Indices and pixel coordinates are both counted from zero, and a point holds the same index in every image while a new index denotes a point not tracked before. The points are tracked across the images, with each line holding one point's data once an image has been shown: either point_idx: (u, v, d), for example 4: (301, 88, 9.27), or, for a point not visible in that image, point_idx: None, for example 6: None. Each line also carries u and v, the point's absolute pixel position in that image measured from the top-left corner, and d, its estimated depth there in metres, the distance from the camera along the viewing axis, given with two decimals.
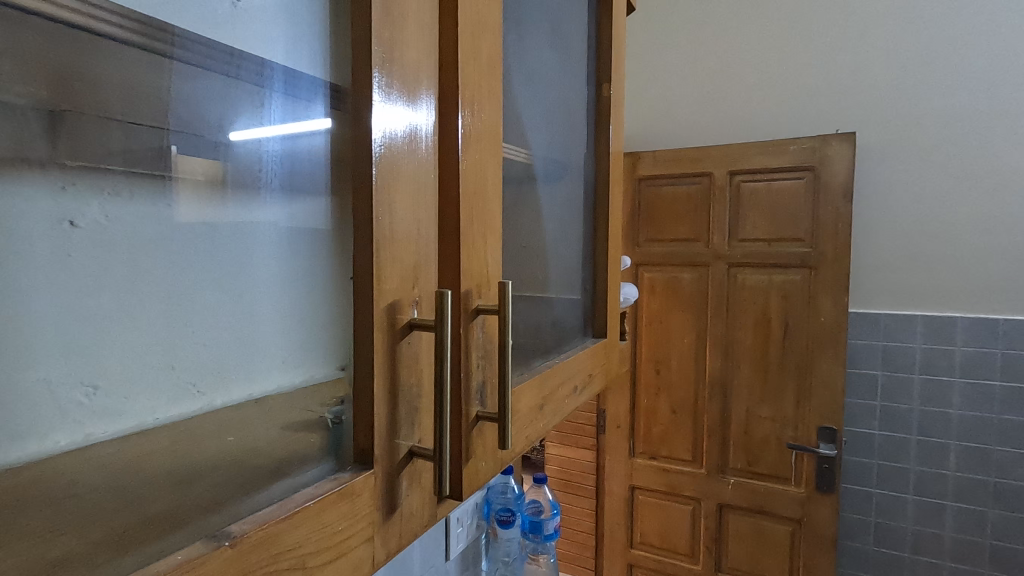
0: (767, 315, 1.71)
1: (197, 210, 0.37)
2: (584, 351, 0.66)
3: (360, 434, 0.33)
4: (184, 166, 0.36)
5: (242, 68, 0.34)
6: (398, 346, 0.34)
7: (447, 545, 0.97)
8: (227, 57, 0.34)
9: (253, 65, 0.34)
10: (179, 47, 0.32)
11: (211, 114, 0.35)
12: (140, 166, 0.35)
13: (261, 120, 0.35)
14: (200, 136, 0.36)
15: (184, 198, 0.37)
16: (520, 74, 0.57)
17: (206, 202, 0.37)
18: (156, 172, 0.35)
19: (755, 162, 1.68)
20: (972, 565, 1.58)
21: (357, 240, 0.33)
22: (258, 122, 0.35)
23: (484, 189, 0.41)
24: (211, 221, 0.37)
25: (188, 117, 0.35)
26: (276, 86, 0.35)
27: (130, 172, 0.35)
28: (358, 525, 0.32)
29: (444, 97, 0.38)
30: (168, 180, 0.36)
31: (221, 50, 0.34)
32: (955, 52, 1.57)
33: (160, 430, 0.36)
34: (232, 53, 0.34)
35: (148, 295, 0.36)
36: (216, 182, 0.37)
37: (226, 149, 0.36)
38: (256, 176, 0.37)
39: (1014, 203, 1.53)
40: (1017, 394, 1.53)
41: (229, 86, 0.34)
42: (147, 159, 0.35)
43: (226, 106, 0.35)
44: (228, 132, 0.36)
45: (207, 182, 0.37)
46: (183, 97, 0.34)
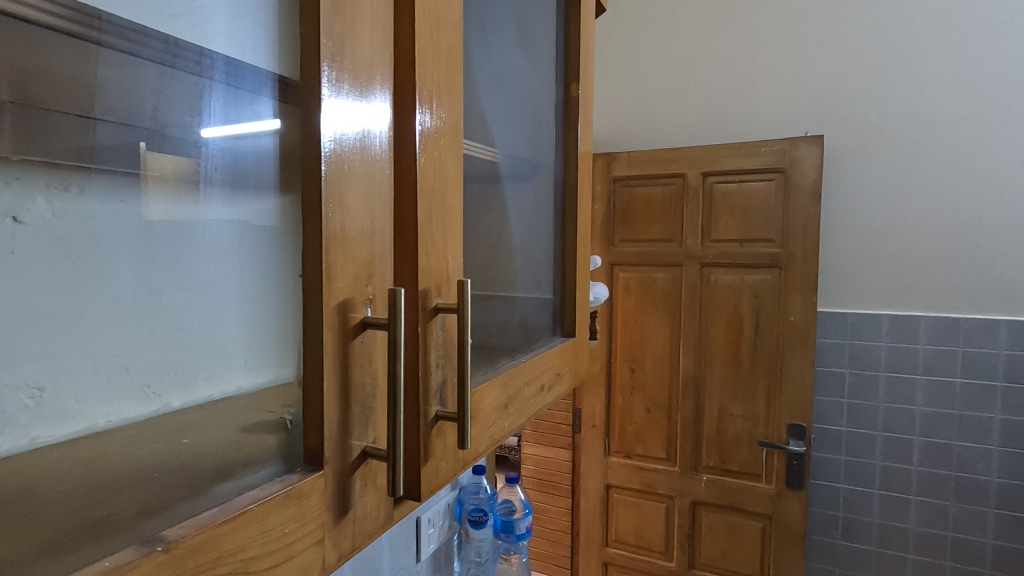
0: (738, 315, 1.74)
1: (165, 209, 0.35)
2: (551, 350, 0.66)
3: (311, 435, 0.33)
4: (153, 163, 0.34)
5: (178, 55, 0.33)
6: (350, 345, 0.33)
7: (418, 546, 0.96)
8: (162, 45, 0.32)
9: (191, 54, 0.33)
10: (108, 33, 0.30)
11: (143, 105, 0.33)
12: (61, 159, 0.32)
13: (202, 110, 0.34)
14: (133, 128, 0.33)
15: (152, 197, 0.35)
16: (485, 71, 0.56)
17: (175, 200, 0.35)
18: (79, 164, 0.33)
19: (727, 163, 1.71)
20: (934, 557, 1.63)
21: (307, 237, 0.32)
22: (197, 114, 0.34)
23: (445, 188, 0.41)
24: (177, 222, 0.36)
25: (117, 107, 0.32)
26: (217, 77, 0.34)
27: (50, 164, 0.32)
28: (307, 527, 0.31)
29: (401, 94, 0.38)
30: (92, 172, 0.34)
31: (155, 37, 0.32)
32: (918, 58, 1.61)
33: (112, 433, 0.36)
34: (168, 41, 0.32)
35: (109, 295, 0.35)
36: (182, 179, 0.35)
37: (162, 139, 0.34)
38: (193, 170, 0.35)
39: (974, 205, 1.57)
40: (977, 390, 1.58)
41: (164, 76, 0.33)
42: (69, 152, 0.33)
43: (160, 98, 0.33)
44: (163, 122, 0.34)
45: (175, 178, 0.35)
46: (114, 90, 0.32)
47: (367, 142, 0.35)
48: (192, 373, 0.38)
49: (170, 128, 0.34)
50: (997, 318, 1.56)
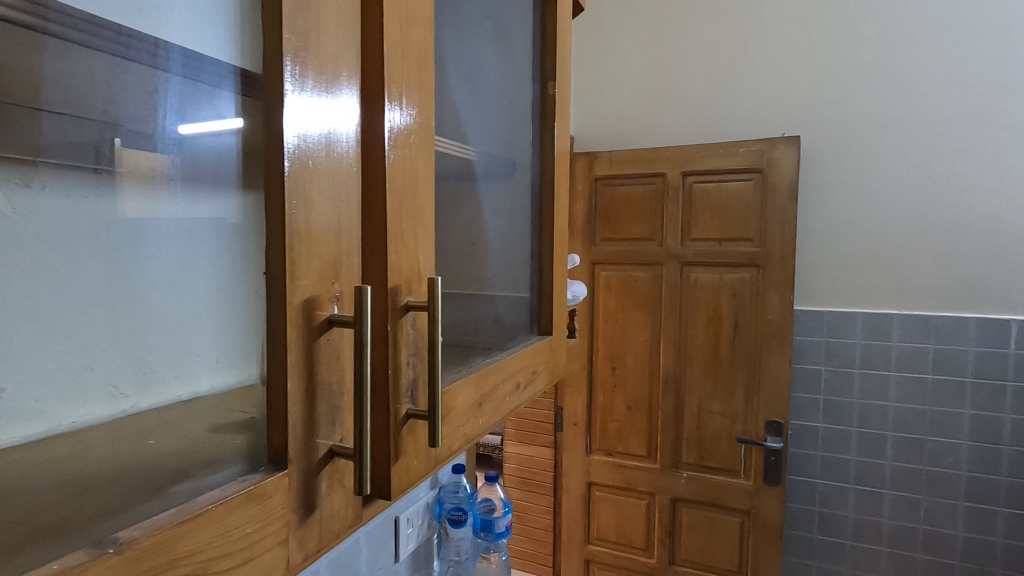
0: (717, 313, 1.76)
1: (139, 205, 0.36)
2: (527, 348, 0.66)
3: (275, 434, 0.32)
4: (127, 158, 0.35)
5: (133, 47, 0.32)
6: (315, 343, 0.33)
7: (397, 546, 0.96)
8: (115, 36, 0.31)
9: (146, 45, 0.32)
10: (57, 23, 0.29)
11: (95, 99, 0.33)
12: (7, 150, 0.32)
13: (157, 104, 0.34)
14: (85, 121, 0.33)
15: (127, 193, 0.35)
16: (458, 68, 0.56)
17: (148, 197, 0.36)
18: (25, 157, 0.33)
19: (706, 163, 1.72)
20: (906, 550, 1.66)
21: (270, 234, 0.32)
22: (153, 109, 0.34)
23: (415, 186, 0.41)
24: (148, 218, 0.36)
25: (67, 100, 0.32)
26: (175, 70, 0.33)
27: None
28: (271, 527, 0.31)
29: (369, 90, 0.37)
30: (40, 166, 0.33)
31: (110, 27, 0.31)
32: (891, 62, 1.65)
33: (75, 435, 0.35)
34: (120, 32, 0.31)
35: (80, 294, 0.35)
36: (156, 175, 0.35)
37: (115, 132, 0.34)
38: (151, 159, 0.35)
39: (945, 205, 1.61)
40: (948, 386, 1.62)
41: (117, 67, 0.32)
42: (17, 146, 0.32)
43: (113, 90, 0.33)
44: (115, 116, 0.34)
45: (149, 174, 0.35)
46: (66, 84, 0.32)
47: (334, 139, 0.35)
48: (161, 373, 0.37)
49: (125, 122, 0.34)
50: (967, 315, 1.60)
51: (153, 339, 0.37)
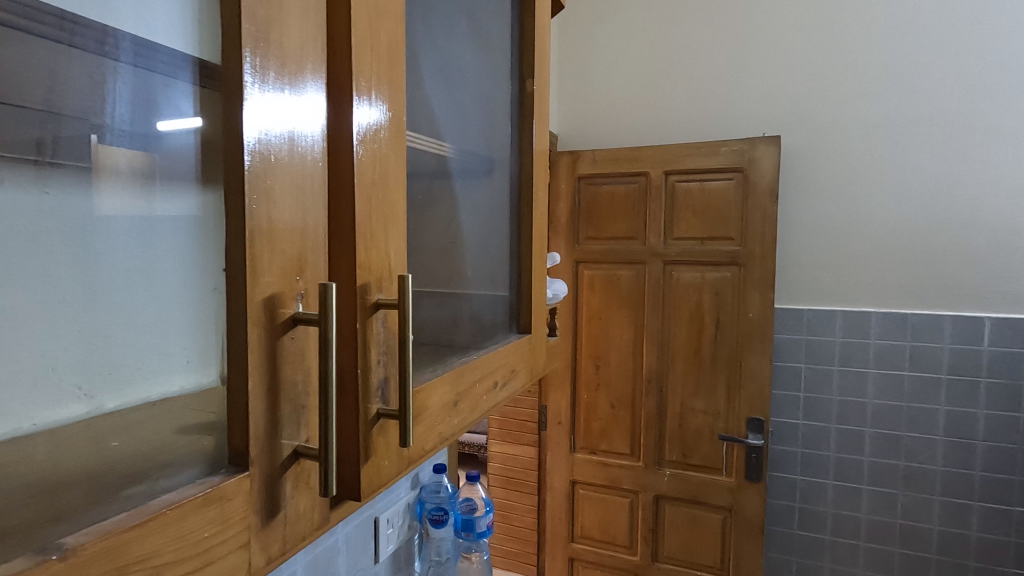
0: (699, 312, 1.77)
1: (120, 202, 0.35)
2: (505, 347, 0.65)
3: (236, 435, 0.31)
4: (105, 155, 0.34)
5: (77, 34, 0.31)
6: (279, 342, 0.32)
7: (376, 547, 0.95)
8: (58, 22, 0.30)
9: (94, 33, 0.32)
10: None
11: (35, 90, 0.30)
12: None
13: (107, 96, 0.32)
14: (24, 110, 0.30)
15: (106, 189, 0.35)
16: (431, 65, 0.56)
17: (127, 195, 0.35)
18: None
19: (689, 162, 1.73)
20: (884, 544, 1.69)
21: (230, 232, 0.31)
22: (103, 100, 0.32)
23: (385, 183, 0.40)
24: (126, 216, 0.35)
25: (7, 87, 0.29)
26: (125, 57, 0.32)
27: None
28: (230, 531, 0.30)
29: (335, 84, 0.37)
30: None
31: (51, 12, 0.30)
32: (869, 63, 1.67)
33: (37, 437, 0.33)
34: (65, 18, 0.31)
35: (47, 288, 0.33)
36: (132, 173, 0.34)
37: (56, 124, 0.32)
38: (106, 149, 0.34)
39: (920, 206, 1.64)
40: (925, 383, 1.64)
41: (60, 55, 0.31)
42: None
43: (55, 78, 0.31)
44: (59, 105, 0.31)
45: (131, 172, 0.34)
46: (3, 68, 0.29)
47: (299, 136, 0.34)
48: (128, 372, 0.36)
49: (68, 112, 0.32)
50: (943, 313, 1.63)
51: (121, 339, 0.36)
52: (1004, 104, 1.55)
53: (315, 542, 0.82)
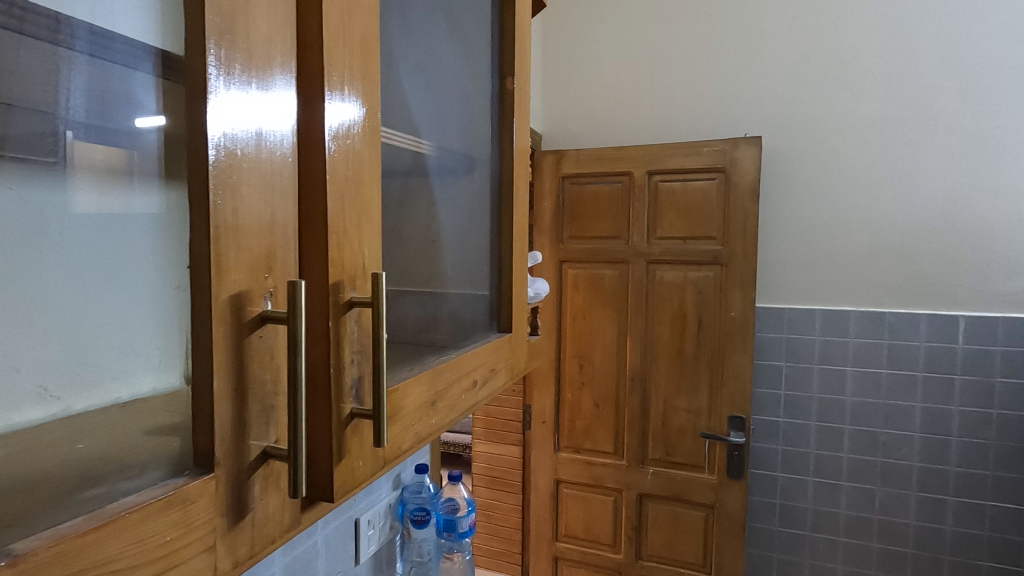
0: (682, 311, 1.78)
1: (95, 200, 0.33)
2: (485, 346, 0.65)
3: (201, 436, 0.31)
4: (82, 152, 0.33)
5: (29, 21, 0.29)
6: (246, 341, 0.32)
7: (357, 548, 0.94)
8: (7, 8, 0.28)
9: (45, 20, 0.30)
10: None
11: None
12: None
13: (60, 86, 0.31)
14: None
15: (80, 185, 0.33)
16: (407, 61, 0.55)
17: (105, 191, 0.33)
18: None
19: (672, 162, 1.74)
20: (863, 540, 1.71)
21: (194, 227, 0.30)
22: (56, 90, 0.31)
23: (359, 180, 0.39)
24: (107, 213, 0.33)
25: None
26: (80, 48, 0.31)
27: None
28: (195, 534, 0.29)
29: (306, 78, 0.36)
30: None
31: None
32: (850, 65, 1.69)
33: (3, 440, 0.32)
34: (14, 4, 0.29)
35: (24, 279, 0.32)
36: (113, 170, 0.33)
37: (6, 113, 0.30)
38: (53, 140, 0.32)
39: (898, 206, 1.66)
40: (902, 380, 1.67)
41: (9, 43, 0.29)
42: None
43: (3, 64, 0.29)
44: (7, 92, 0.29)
45: (106, 168, 0.33)
46: None
47: (267, 131, 0.33)
48: (93, 375, 0.35)
49: (19, 101, 0.30)
50: (919, 311, 1.65)
51: (93, 339, 0.34)
52: (978, 106, 1.58)
53: (294, 544, 0.81)
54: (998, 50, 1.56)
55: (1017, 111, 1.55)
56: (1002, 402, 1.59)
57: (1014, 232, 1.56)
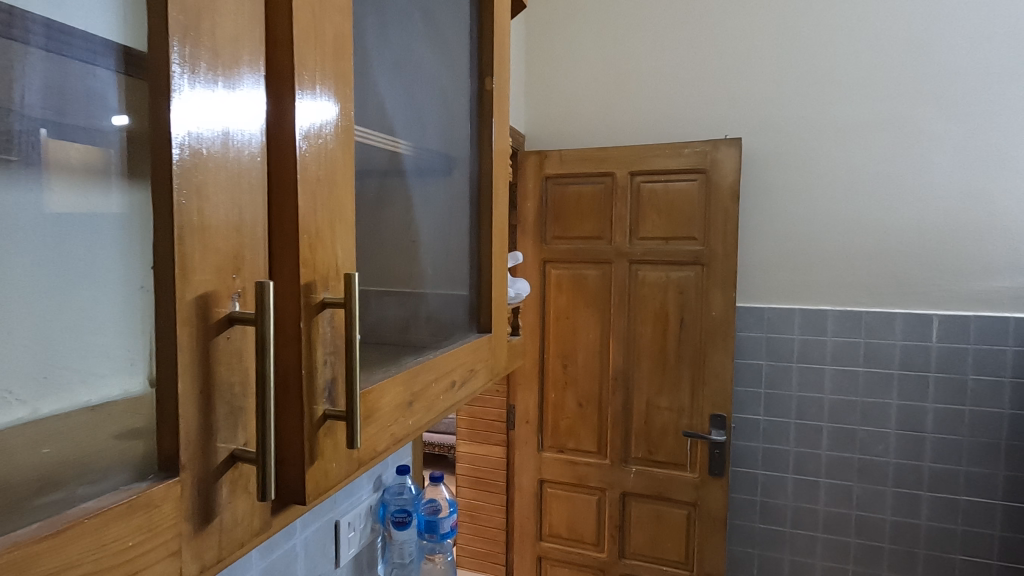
0: (664, 310, 1.79)
1: (72, 200, 0.32)
2: (464, 346, 0.65)
3: (165, 440, 0.30)
4: (56, 153, 0.31)
5: None
6: (213, 343, 0.31)
7: (337, 551, 0.93)
8: None
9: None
10: None
11: None
12: None
13: (15, 82, 0.30)
14: None
15: (57, 185, 0.32)
16: (381, 60, 0.55)
17: (81, 190, 0.32)
18: None
19: (653, 163, 1.76)
20: (841, 535, 1.74)
21: (157, 227, 0.30)
22: (10, 86, 0.29)
23: (331, 180, 0.39)
24: (85, 211, 0.32)
25: None
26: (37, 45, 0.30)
27: None
28: (158, 538, 0.29)
29: (275, 76, 0.36)
30: None
31: None
32: (826, 68, 1.72)
33: None
34: None
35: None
36: (90, 171, 0.32)
37: None
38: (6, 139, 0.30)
39: (875, 208, 1.69)
40: (878, 378, 1.70)
41: None
42: None
43: None
44: None
45: (82, 169, 0.32)
46: None
47: (235, 130, 0.33)
48: (62, 378, 0.33)
49: None
50: (894, 311, 1.69)
51: (63, 343, 0.33)
52: (952, 110, 1.61)
53: (272, 547, 0.80)
54: (970, 53, 1.59)
55: (988, 115, 1.59)
56: (974, 398, 1.62)
57: (985, 233, 1.60)
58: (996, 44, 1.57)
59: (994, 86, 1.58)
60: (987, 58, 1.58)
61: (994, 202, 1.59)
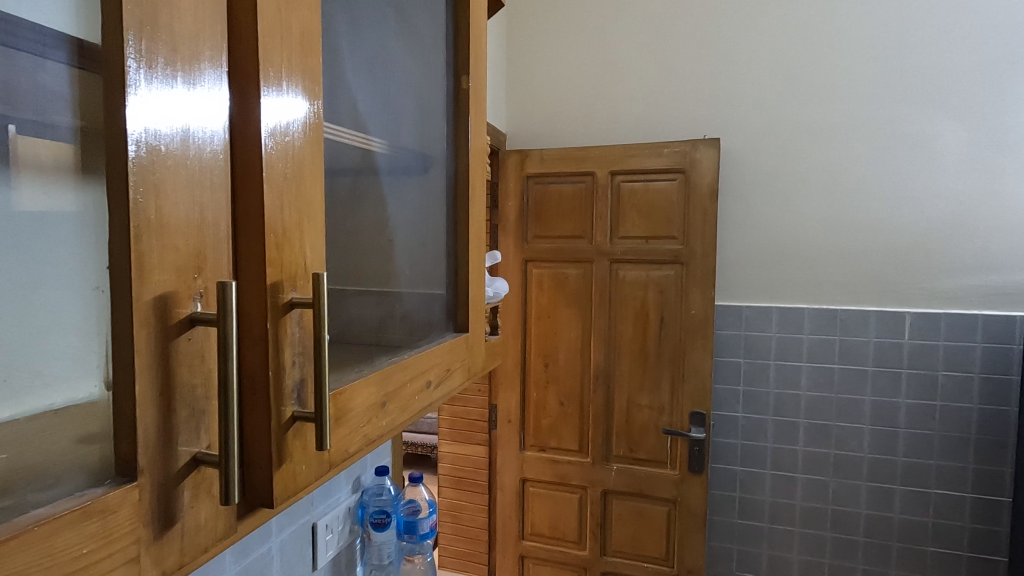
0: (645, 309, 1.81)
1: (36, 198, 0.31)
2: (440, 346, 0.64)
3: (123, 444, 0.29)
4: (26, 150, 0.31)
5: None
6: (173, 344, 0.30)
7: (315, 553, 0.92)
8: None
9: None
10: None
11: None
12: None
13: None
14: None
15: (24, 182, 0.31)
16: (352, 57, 0.54)
17: (46, 187, 0.31)
18: None
19: (634, 163, 1.77)
20: (817, 529, 1.77)
21: (113, 226, 0.29)
22: None
23: (300, 178, 0.39)
24: (46, 210, 0.31)
25: None
26: None
27: None
28: (115, 545, 0.28)
29: (238, 72, 0.35)
30: None
31: None
32: (800, 71, 1.74)
33: None
34: None
35: None
36: (56, 167, 0.31)
37: None
38: None
39: (848, 208, 1.72)
40: (853, 375, 1.74)
41: None
42: None
43: None
44: None
45: (51, 165, 0.31)
46: None
47: (195, 128, 0.32)
48: (24, 380, 0.32)
49: None
50: (868, 308, 1.72)
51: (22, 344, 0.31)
52: (924, 112, 1.65)
53: (247, 551, 0.78)
54: (941, 56, 1.63)
55: (958, 117, 1.62)
56: (944, 394, 1.66)
57: (953, 233, 1.64)
58: (965, 47, 1.61)
59: (965, 88, 1.62)
60: (957, 61, 1.62)
61: (962, 203, 1.63)
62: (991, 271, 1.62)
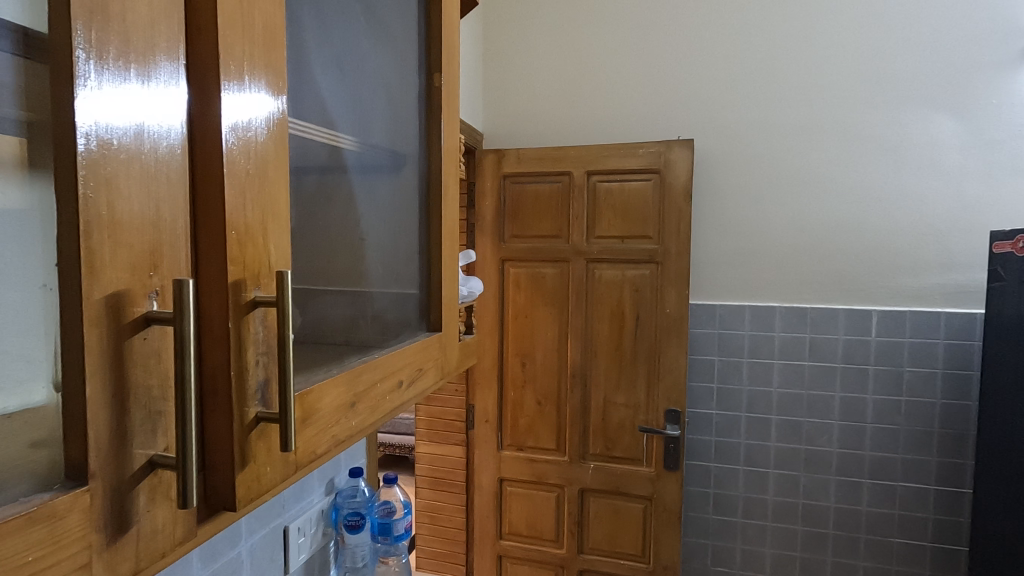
0: (621, 308, 1.82)
1: None
2: (412, 345, 0.64)
3: (73, 448, 0.28)
4: None
5: None
6: (127, 343, 0.30)
7: (286, 557, 0.91)
8: None
9: None
10: None
11: None
12: None
13: None
14: None
15: None
16: (319, 53, 0.54)
17: None
18: None
19: (609, 163, 1.78)
20: (789, 523, 1.81)
21: (62, 221, 0.28)
22: None
23: (263, 175, 0.38)
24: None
25: None
26: None
27: None
28: (63, 551, 0.27)
29: (197, 66, 0.34)
30: None
31: None
32: (772, 74, 1.77)
33: None
34: None
35: None
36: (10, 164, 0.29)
37: None
38: None
39: (819, 208, 1.76)
40: (823, 371, 1.78)
41: None
42: None
43: None
44: None
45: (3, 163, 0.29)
46: None
47: (151, 122, 0.31)
48: None
49: None
50: (837, 307, 1.76)
51: None
52: (891, 115, 1.69)
53: (215, 555, 0.77)
54: (909, 60, 1.67)
55: (923, 119, 1.67)
56: (909, 389, 1.71)
57: (917, 233, 1.69)
58: (929, 52, 1.65)
59: (927, 90, 1.66)
60: (922, 65, 1.66)
61: (925, 203, 1.68)
62: (953, 270, 1.67)
